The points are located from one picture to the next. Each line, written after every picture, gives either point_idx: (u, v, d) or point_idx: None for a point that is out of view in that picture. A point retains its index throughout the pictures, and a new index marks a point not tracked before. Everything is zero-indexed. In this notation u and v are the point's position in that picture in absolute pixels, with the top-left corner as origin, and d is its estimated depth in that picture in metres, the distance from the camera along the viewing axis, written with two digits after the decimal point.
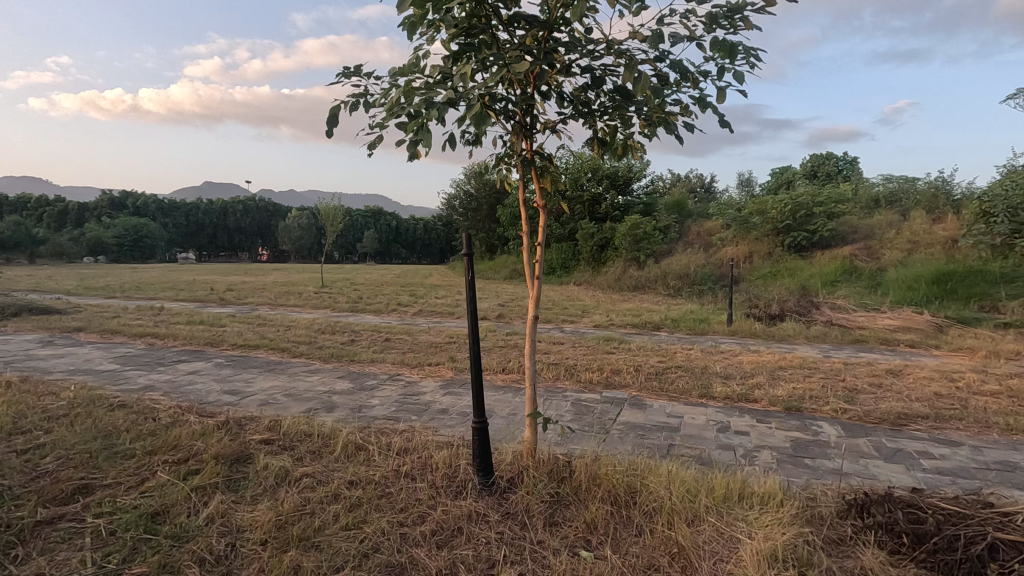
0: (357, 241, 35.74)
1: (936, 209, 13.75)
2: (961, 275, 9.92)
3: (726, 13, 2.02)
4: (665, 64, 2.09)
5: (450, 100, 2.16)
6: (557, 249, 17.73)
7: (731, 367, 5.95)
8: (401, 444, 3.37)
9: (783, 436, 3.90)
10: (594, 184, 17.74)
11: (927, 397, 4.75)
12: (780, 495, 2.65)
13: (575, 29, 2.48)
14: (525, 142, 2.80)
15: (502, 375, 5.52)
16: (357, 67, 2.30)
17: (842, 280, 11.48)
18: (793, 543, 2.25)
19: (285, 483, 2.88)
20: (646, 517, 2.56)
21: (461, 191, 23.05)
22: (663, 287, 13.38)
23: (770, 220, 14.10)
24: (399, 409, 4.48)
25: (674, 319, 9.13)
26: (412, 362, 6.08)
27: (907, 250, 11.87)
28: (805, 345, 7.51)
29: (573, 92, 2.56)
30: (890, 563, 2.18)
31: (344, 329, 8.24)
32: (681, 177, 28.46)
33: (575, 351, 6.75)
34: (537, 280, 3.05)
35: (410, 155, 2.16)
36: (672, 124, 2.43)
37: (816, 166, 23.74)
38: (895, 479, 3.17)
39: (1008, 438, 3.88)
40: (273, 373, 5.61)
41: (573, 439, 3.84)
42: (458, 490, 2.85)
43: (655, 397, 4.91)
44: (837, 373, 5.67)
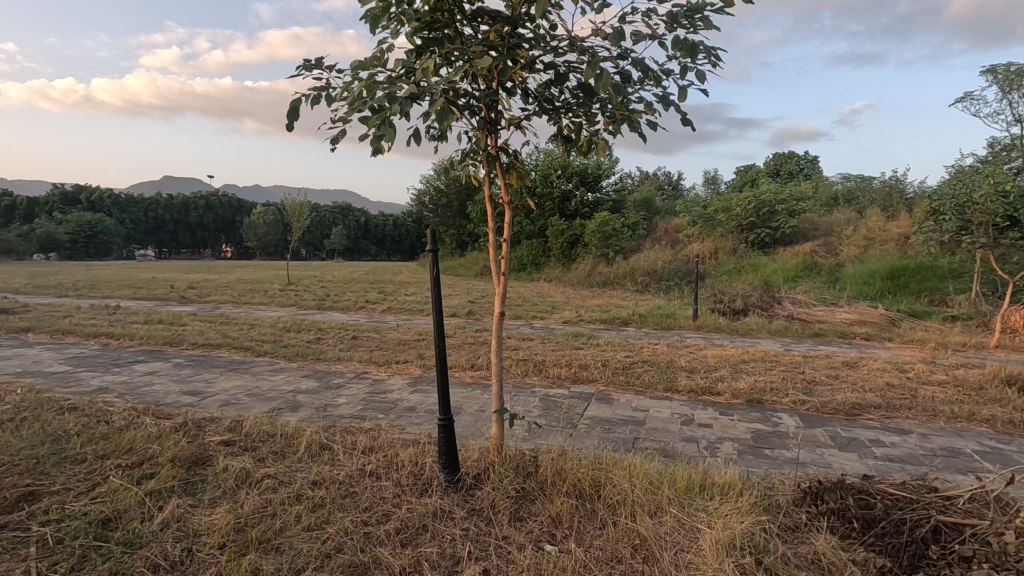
0: (325, 238, 35.08)
1: (890, 207, 14.31)
2: (913, 271, 10.40)
3: (686, 13, 2.04)
4: (627, 61, 2.11)
5: (412, 95, 2.14)
6: (528, 246, 17.77)
7: (696, 361, 6.07)
8: (366, 442, 3.33)
9: (744, 428, 4.00)
10: (564, 181, 17.78)
11: (880, 388, 4.95)
12: (740, 485, 2.71)
13: (538, 25, 2.48)
14: (489, 137, 2.79)
15: (471, 372, 5.51)
16: (318, 60, 2.24)
17: (803, 276, 11.83)
18: (750, 531, 2.31)
19: (246, 485, 2.81)
20: (609, 510, 2.59)
21: (431, 187, 22.83)
22: (632, 283, 13.55)
23: (734, 217, 14.45)
24: (366, 407, 4.43)
25: (642, 315, 9.27)
26: (379, 359, 6.00)
27: (863, 247, 12.31)
28: (767, 339, 7.72)
29: (537, 88, 2.57)
30: (841, 547, 2.27)
31: (310, 327, 8.09)
32: (650, 176, 28.93)
33: (544, 347, 6.78)
34: (503, 276, 3.05)
35: (373, 150, 2.13)
36: (636, 122, 2.45)
37: (779, 165, 24.44)
38: (849, 467, 3.29)
39: (952, 426, 4.07)
40: (236, 373, 5.47)
41: (540, 434, 3.86)
42: (423, 487, 2.84)
43: (622, 392, 4.98)
44: (797, 366, 5.84)
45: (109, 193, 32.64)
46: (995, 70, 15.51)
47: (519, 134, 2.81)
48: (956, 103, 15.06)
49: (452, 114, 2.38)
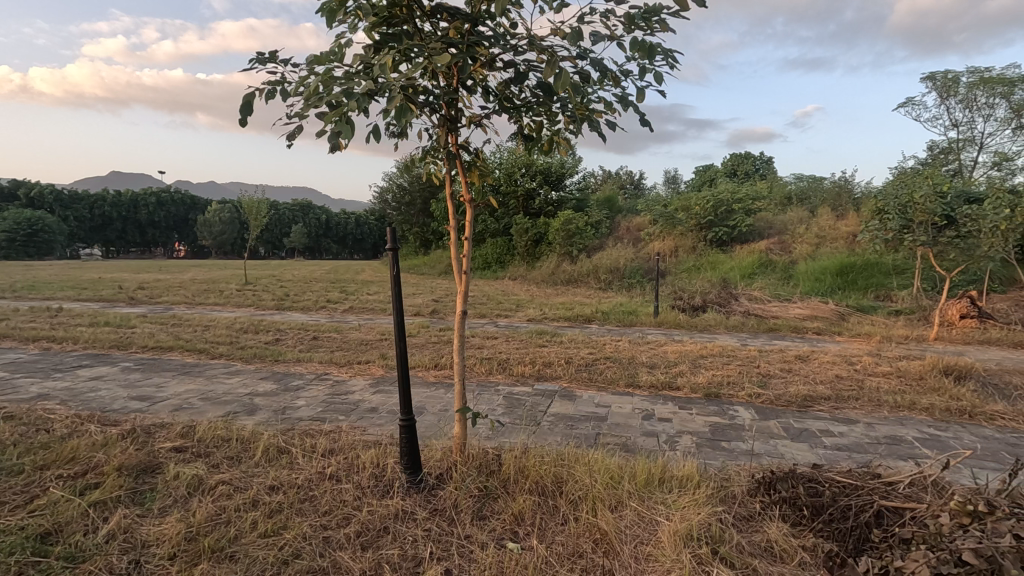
0: (284, 236, 34.14)
1: (840, 207, 14.97)
2: (860, 267, 10.91)
3: (643, 15, 2.07)
4: (586, 61, 2.12)
5: (370, 91, 2.11)
6: (493, 244, 17.74)
7: (656, 357, 6.20)
8: (326, 444, 3.27)
9: (703, 421, 4.11)
10: (528, 180, 17.78)
11: (830, 380, 5.17)
12: (698, 478, 2.77)
13: (499, 23, 2.47)
14: (450, 135, 2.77)
15: (434, 371, 5.47)
16: (272, 54, 2.18)
17: (759, 273, 12.23)
18: (707, 522, 2.36)
19: (199, 493, 2.72)
20: (571, 505, 2.61)
21: (394, 185, 22.54)
22: (595, 280, 13.69)
23: (694, 216, 14.80)
24: (326, 409, 4.34)
25: (605, 312, 9.39)
26: (340, 360, 5.89)
27: (815, 244, 12.82)
28: (724, 334, 7.95)
29: (497, 87, 2.56)
30: (792, 534, 2.37)
31: (269, 328, 7.88)
32: (612, 174, 29.38)
33: (508, 345, 6.79)
34: (465, 275, 3.03)
35: (331, 147, 2.09)
36: (596, 121, 2.47)
37: (735, 165, 25.21)
38: (800, 457, 3.42)
39: (896, 415, 4.28)
40: (189, 376, 5.27)
41: (503, 432, 3.87)
42: (385, 488, 2.81)
43: (585, 388, 5.04)
44: (753, 361, 6.03)
45: (51, 189, 31.00)
46: (933, 77, 16.42)
47: (480, 131, 2.80)
48: (898, 108, 15.89)
49: (412, 112, 2.35)
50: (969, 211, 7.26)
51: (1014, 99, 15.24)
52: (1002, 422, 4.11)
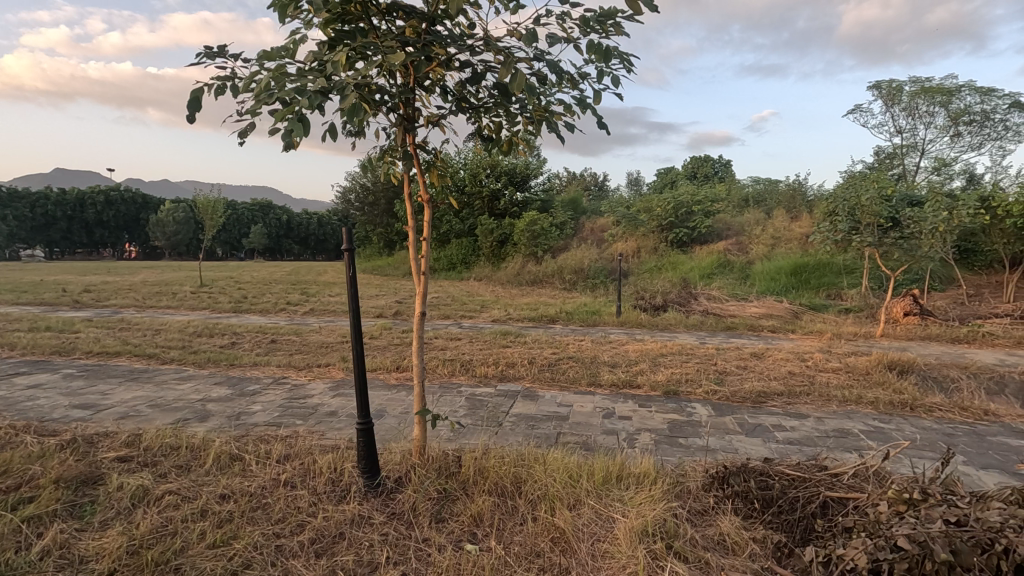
0: (242, 236, 32.99)
1: (794, 209, 15.58)
2: (813, 267, 11.37)
3: (597, 18, 2.09)
4: (542, 63, 2.12)
5: (323, 90, 2.06)
6: (458, 245, 17.67)
7: (618, 356, 6.29)
8: (281, 450, 3.18)
9: (661, 419, 4.19)
10: (493, 181, 17.72)
11: (782, 376, 5.36)
12: (654, 474, 2.82)
13: (455, 23, 2.46)
14: (407, 135, 2.73)
15: (396, 373, 5.41)
16: (221, 48, 2.10)
17: (718, 273, 12.55)
18: (662, 518, 2.41)
19: (144, 504, 2.61)
20: (530, 505, 2.63)
21: (357, 185, 22.14)
22: (560, 281, 13.77)
23: (655, 217, 15.12)
24: (283, 414, 4.22)
25: (569, 312, 9.47)
26: (299, 364, 5.74)
27: (770, 245, 13.27)
28: (684, 333, 8.15)
29: (455, 87, 2.56)
30: (744, 527, 2.44)
31: (224, 331, 7.62)
32: (577, 176, 29.79)
33: (471, 346, 6.76)
34: (424, 276, 3.00)
35: (284, 146, 2.03)
36: (554, 123, 2.48)
37: (696, 168, 25.94)
38: (753, 452, 3.52)
39: (843, 409, 4.46)
40: (137, 383, 5.05)
41: (464, 433, 3.85)
42: (342, 494, 2.76)
43: (547, 388, 5.07)
44: (710, 358, 6.18)
45: None
46: (879, 85, 17.22)
47: (438, 131, 2.77)
48: (850, 115, 16.63)
49: (367, 112, 2.32)
50: (912, 214, 7.63)
51: (952, 108, 16.15)
52: (939, 413, 4.33)
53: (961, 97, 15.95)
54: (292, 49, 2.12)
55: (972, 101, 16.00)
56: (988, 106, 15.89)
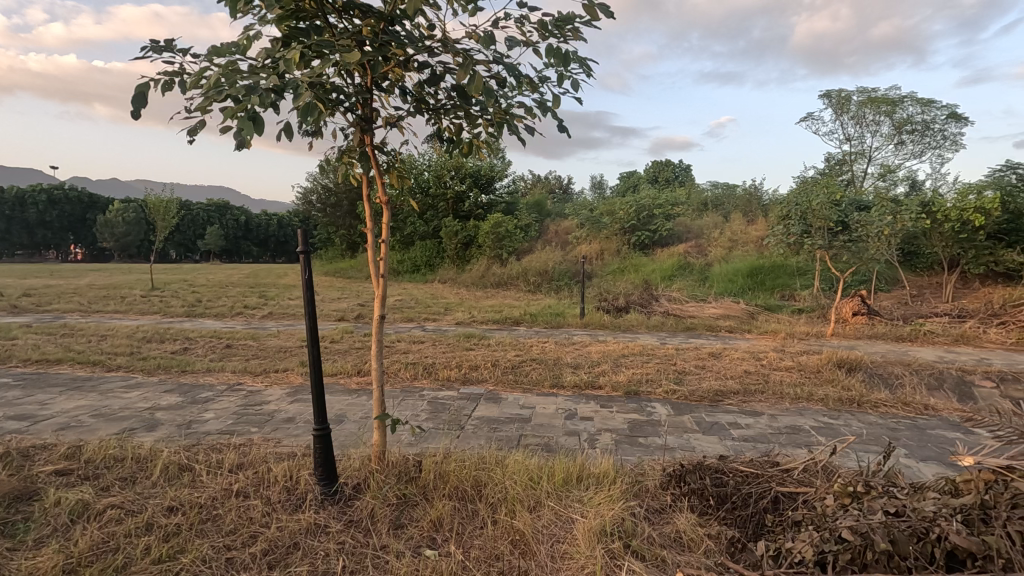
0: (197, 238, 31.55)
1: (751, 214, 16.11)
2: (768, 269, 11.77)
3: (556, 23, 2.11)
4: (502, 66, 2.12)
5: (275, 87, 2.00)
6: (422, 247, 17.51)
7: (580, 357, 6.36)
8: (234, 459, 3.07)
9: (622, 419, 4.25)
10: (457, 182, 17.64)
11: (739, 375, 5.52)
12: (613, 474, 2.85)
13: (414, 24, 2.43)
14: (365, 137, 2.69)
15: (356, 378, 5.31)
16: (168, 42, 2.02)
17: (678, 275, 12.83)
18: (620, 517, 2.44)
19: (83, 519, 2.47)
20: (490, 508, 2.61)
21: (318, 185, 21.64)
22: (525, 283, 13.79)
23: (618, 220, 15.38)
24: (237, 421, 4.09)
25: (533, 314, 9.49)
26: (255, 369, 5.57)
27: (728, 248, 13.66)
28: (646, 334, 8.29)
29: (414, 88, 2.53)
30: (700, 523, 2.49)
31: (175, 336, 7.33)
32: (541, 178, 30.01)
33: (434, 349, 6.70)
34: (383, 279, 2.95)
35: (236, 144, 1.97)
36: (514, 126, 2.47)
37: (657, 172, 26.53)
38: (709, 450, 3.61)
39: (796, 406, 4.62)
40: (79, 392, 4.79)
41: (426, 437, 3.82)
42: (297, 503, 2.68)
43: (510, 390, 5.07)
44: (670, 358, 6.31)
45: None
46: (829, 94, 17.93)
47: (397, 132, 2.73)
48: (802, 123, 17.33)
49: (323, 112, 2.27)
50: (859, 218, 7.97)
51: (896, 117, 16.97)
52: (884, 408, 4.54)
53: (904, 107, 16.79)
54: (242, 45, 2.05)
55: (913, 112, 16.88)
56: (928, 116, 16.81)
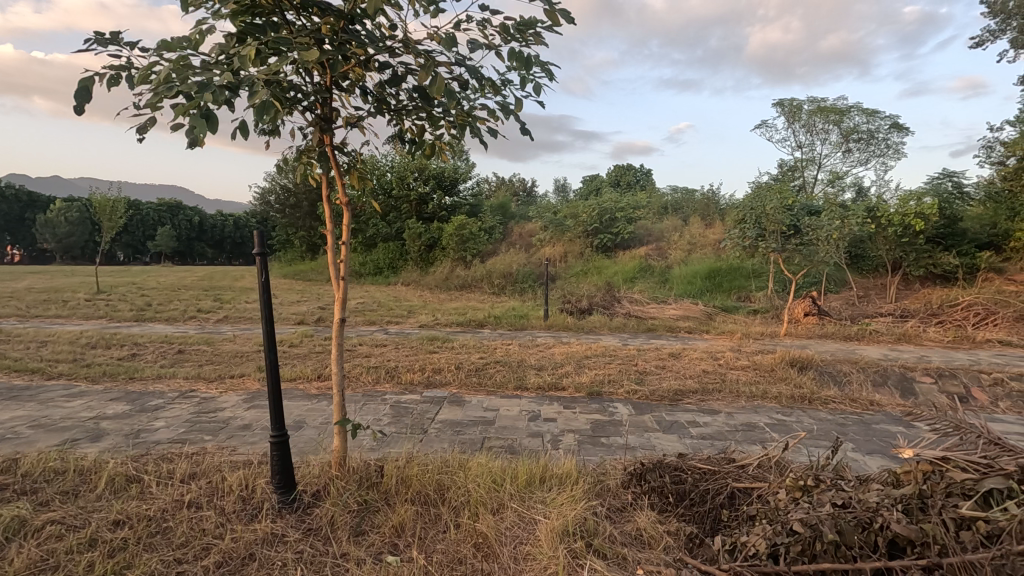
0: (147, 239, 30.00)
1: (708, 218, 16.58)
2: (725, 272, 12.14)
3: (518, 27, 2.12)
4: (464, 68, 2.11)
5: (229, 84, 1.94)
6: (385, 249, 17.28)
7: (544, 358, 6.40)
8: (185, 469, 2.96)
9: (585, 419, 4.30)
10: (421, 184, 17.51)
11: (697, 374, 5.66)
12: (576, 474, 2.87)
13: (375, 23, 2.40)
14: (324, 137, 2.63)
15: (316, 383, 5.19)
16: (114, 35, 1.94)
17: (640, 277, 13.07)
18: (582, 517, 2.46)
19: (20, 537, 2.33)
20: (453, 512, 2.60)
21: (276, 185, 21.05)
22: (489, 285, 13.79)
23: (581, 223, 15.57)
24: (189, 430, 3.94)
25: (497, 316, 9.50)
26: (209, 375, 5.37)
27: (687, 251, 14.02)
28: (608, 335, 8.42)
29: (374, 88, 2.49)
30: (659, 521, 2.54)
31: (123, 342, 7.00)
32: (505, 181, 30.09)
33: (396, 352, 6.62)
34: (343, 281, 2.90)
35: (188, 142, 1.90)
36: (477, 128, 2.47)
37: (618, 176, 27.00)
38: (669, 448, 3.69)
39: (751, 404, 4.78)
40: (15, 402, 4.52)
41: (388, 442, 3.77)
42: (253, 512, 2.60)
43: (474, 393, 5.06)
44: (631, 359, 6.42)
45: None
46: (782, 103, 18.62)
47: (358, 132, 2.69)
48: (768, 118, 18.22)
49: (280, 111, 2.22)
50: (810, 222, 8.31)
51: (844, 126, 17.78)
52: (833, 405, 4.74)
53: (851, 117, 17.61)
54: (194, 41, 1.98)
55: (859, 121, 17.73)
56: (873, 126, 17.71)
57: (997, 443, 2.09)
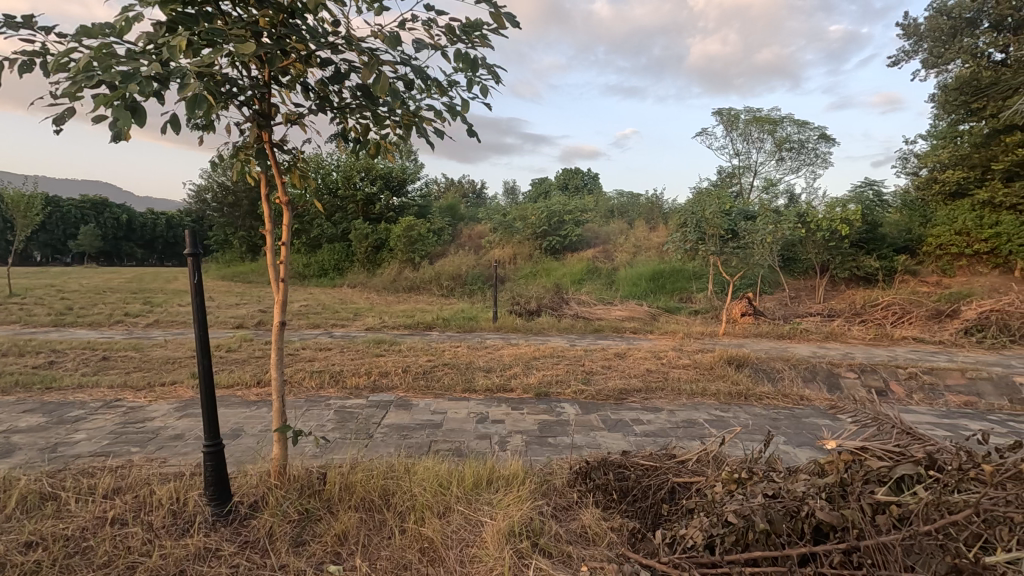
0: (68, 238, 27.85)
1: (652, 222, 17.11)
2: (668, 274, 12.56)
3: (464, 28, 2.12)
4: (409, 68, 2.08)
5: (157, 75, 1.84)
6: (330, 250, 16.83)
7: (492, 360, 6.40)
8: (109, 483, 2.77)
9: (532, 420, 4.33)
10: (367, 184, 17.18)
11: (641, 373, 5.82)
12: (522, 475, 2.89)
13: (317, 18, 2.32)
14: (262, 133, 2.53)
15: (256, 389, 4.99)
16: (27, 18, 1.80)
17: (587, 279, 13.32)
18: (528, 517, 2.48)
19: None
20: (398, 517, 2.55)
21: (213, 183, 20.08)
22: (437, 287, 13.68)
23: (530, 225, 15.69)
24: (114, 442, 3.69)
25: (446, 318, 9.43)
26: (137, 383, 5.06)
27: (632, 253, 14.41)
28: (556, 336, 8.53)
29: (316, 84, 2.42)
30: (604, 518, 2.59)
31: (39, 349, 6.48)
32: (455, 182, 29.96)
33: (342, 356, 6.46)
34: (283, 283, 2.80)
35: (112, 135, 1.79)
36: (423, 129, 2.44)
37: (567, 179, 27.44)
38: (614, 445, 3.78)
39: (691, 401, 4.96)
40: None
41: (331, 448, 3.67)
42: (185, 527, 2.47)
43: (421, 396, 5.00)
44: (578, 359, 6.52)
45: None
46: (721, 112, 19.40)
47: (299, 129, 2.60)
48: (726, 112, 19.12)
49: (214, 106, 2.12)
50: (746, 227, 8.71)
51: (777, 136, 18.76)
52: (767, 400, 4.99)
53: (784, 127, 18.64)
54: (118, 28, 1.86)
55: (791, 131, 18.86)
56: (803, 136, 18.96)
57: (909, 432, 2.26)
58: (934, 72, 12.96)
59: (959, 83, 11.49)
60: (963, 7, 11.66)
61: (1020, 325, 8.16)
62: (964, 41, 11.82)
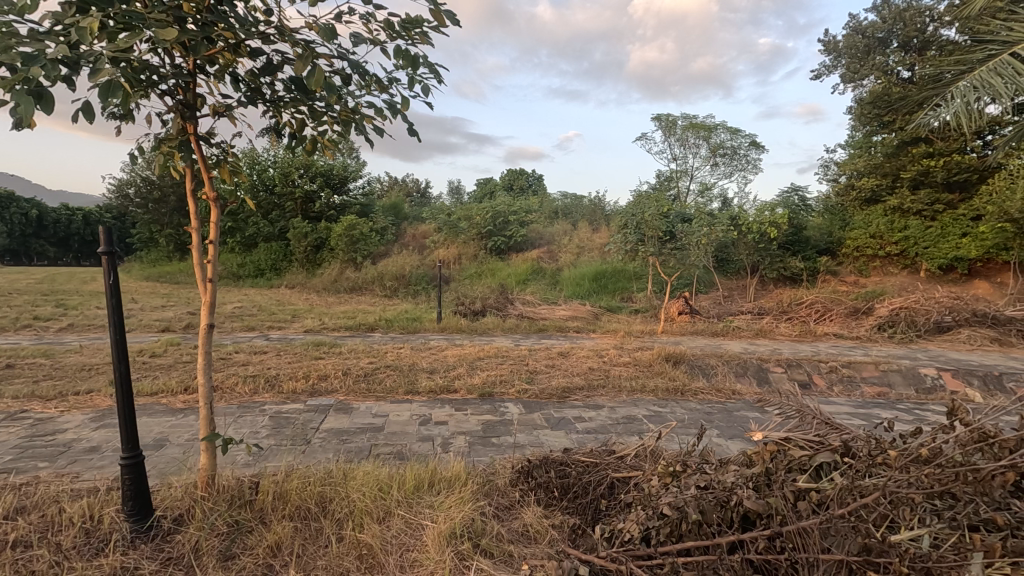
0: None
1: (595, 223, 17.49)
2: (610, 275, 12.87)
3: (404, 25, 2.08)
4: (346, 62, 2.02)
5: (65, 59, 1.69)
6: (266, 249, 16.16)
7: (436, 361, 6.33)
8: (11, 502, 2.53)
9: (475, 421, 4.31)
10: (307, 181, 16.62)
11: (583, 372, 5.92)
12: (464, 476, 2.87)
13: (248, 7, 2.22)
14: (188, 125, 2.39)
15: (183, 396, 4.71)
16: None
17: (532, 279, 13.44)
18: (469, 518, 2.46)
19: None
20: (335, 524, 2.48)
21: (136, 177, 18.81)
22: (381, 288, 13.40)
23: (475, 226, 15.65)
24: (19, 457, 3.38)
25: (389, 319, 9.26)
26: (46, 393, 4.65)
27: (575, 254, 14.67)
28: (501, 336, 8.55)
29: (247, 75, 2.31)
30: (545, 515, 2.62)
31: None
32: (398, 181, 29.49)
33: (278, 360, 6.21)
34: (211, 284, 2.66)
35: (13, 123, 1.63)
36: (362, 126, 2.38)
37: (512, 180, 27.57)
38: (556, 443, 3.83)
39: (631, 397, 5.10)
40: None
41: (265, 456, 3.52)
42: (99, 546, 2.30)
43: (362, 399, 4.88)
44: (522, 359, 6.56)
45: None
46: (660, 117, 20.05)
47: (228, 122, 2.48)
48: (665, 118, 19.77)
49: (132, 94, 1.98)
50: (684, 229, 9.05)
51: (711, 142, 19.62)
52: (701, 395, 5.20)
53: (718, 133, 19.51)
54: (18, 6, 1.70)
55: (724, 138, 19.78)
56: (735, 143, 19.94)
57: (827, 422, 2.41)
58: (851, 86, 13.92)
59: (872, 97, 12.43)
60: (875, 27, 12.61)
61: (925, 321, 8.88)
62: (877, 59, 12.78)
